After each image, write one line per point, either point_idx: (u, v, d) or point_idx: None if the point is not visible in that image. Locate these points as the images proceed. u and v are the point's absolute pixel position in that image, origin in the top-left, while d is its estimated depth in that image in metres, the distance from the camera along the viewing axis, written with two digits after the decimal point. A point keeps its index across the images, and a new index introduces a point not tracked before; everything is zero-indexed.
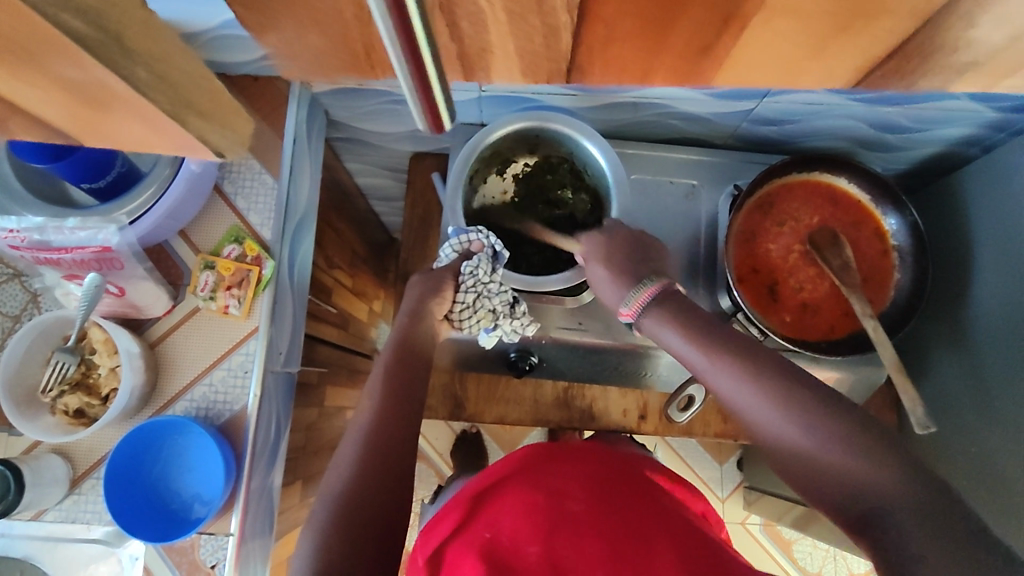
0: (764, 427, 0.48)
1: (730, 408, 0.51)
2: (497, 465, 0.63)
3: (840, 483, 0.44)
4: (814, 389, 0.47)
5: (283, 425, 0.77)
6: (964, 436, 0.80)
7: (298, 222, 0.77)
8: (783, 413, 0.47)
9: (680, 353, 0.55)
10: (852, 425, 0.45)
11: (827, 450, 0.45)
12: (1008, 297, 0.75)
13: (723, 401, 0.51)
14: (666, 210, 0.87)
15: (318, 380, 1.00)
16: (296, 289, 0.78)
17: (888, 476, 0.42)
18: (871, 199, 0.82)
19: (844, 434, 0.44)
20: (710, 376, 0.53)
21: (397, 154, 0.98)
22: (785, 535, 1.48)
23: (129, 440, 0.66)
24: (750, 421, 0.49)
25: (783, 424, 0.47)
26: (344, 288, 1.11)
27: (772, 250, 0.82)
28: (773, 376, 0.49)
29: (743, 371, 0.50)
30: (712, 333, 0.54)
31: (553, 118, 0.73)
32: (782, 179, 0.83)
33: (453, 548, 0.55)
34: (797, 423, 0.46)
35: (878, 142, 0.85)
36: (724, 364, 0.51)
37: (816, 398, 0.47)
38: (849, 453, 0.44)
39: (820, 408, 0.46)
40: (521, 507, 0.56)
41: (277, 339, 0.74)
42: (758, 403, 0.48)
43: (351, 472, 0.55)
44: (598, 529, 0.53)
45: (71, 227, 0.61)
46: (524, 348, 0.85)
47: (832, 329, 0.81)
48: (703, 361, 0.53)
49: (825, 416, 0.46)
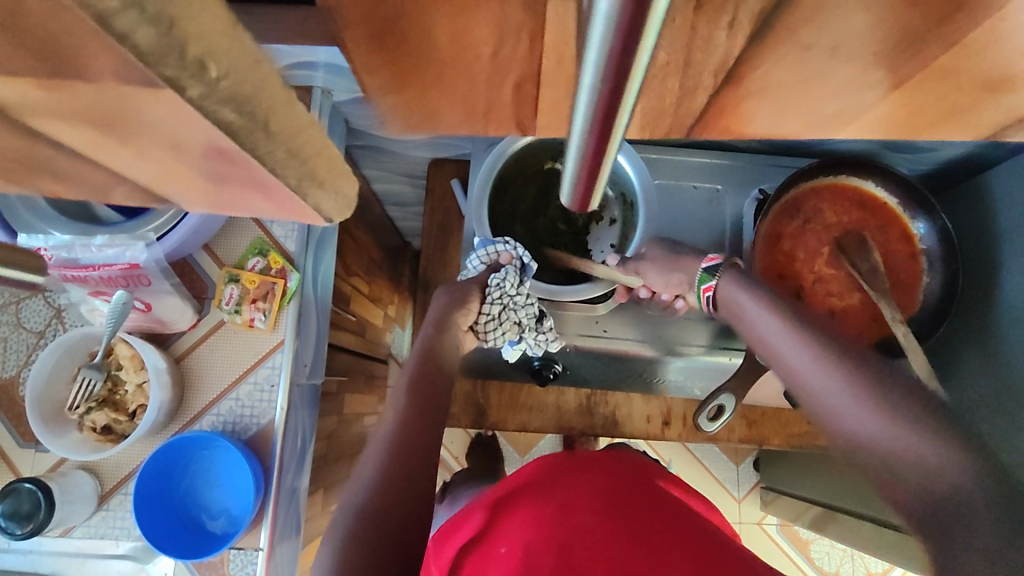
0: (818, 385, 0.48)
1: (792, 382, 0.51)
2: (512, 477, 0.62)
3: (903, 464, 0.43)
4: (889, 371, 0.47)
5: (310, 437, 0.76)
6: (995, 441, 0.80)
7: (321, 233, 0.77)
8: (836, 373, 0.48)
9: (753, 318, 0.57)
10: (920, 407, 0.44)
11: (885, 420, 0.44)
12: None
13: (786, 374, 0.52)
14: (689, 215, 0.86)
15: (337, 388, 1.00)
16: (320, 301, 0.77)
17: (953, 458, 0.41)
18: (900, 203, 0.80)
19: (908, 416, 0.44)
20: (772, 343, 0.54)
21: (416, 161, 0.97)
22: (802, 536, 1.47)
23: (160, 455, 0.65)
24: (810, 390, 0.49)
25: (845, 387, 0.47)
26: (361, 295, 1.10)
27: (798, 254, 0.81)
28: (850, 351, 0.49)
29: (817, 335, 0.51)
30: (792, 317, 0.54)
31: None
32: (809, 184, 0.81)
33: (470, 566, 0.55)
34: (859, 386, 0.46)
35: (903, 144, 0.84)
36: (794, 334, 0.52)
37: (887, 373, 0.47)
38: (906, 428, 0.43)
39: (889, 385, 0.46)
40: (533, 523, 0.55)
41: (303, 351, 0.74)
42: (822, 367, 0.49)
43: (375, 483, 0.54)
44: (615, 537, 0.52)
45: (98, 244, 0.60)
46: (547, 357, 0.84)
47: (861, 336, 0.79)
48: (768, 325, 0.55)
49: (886, 389, 0.45)
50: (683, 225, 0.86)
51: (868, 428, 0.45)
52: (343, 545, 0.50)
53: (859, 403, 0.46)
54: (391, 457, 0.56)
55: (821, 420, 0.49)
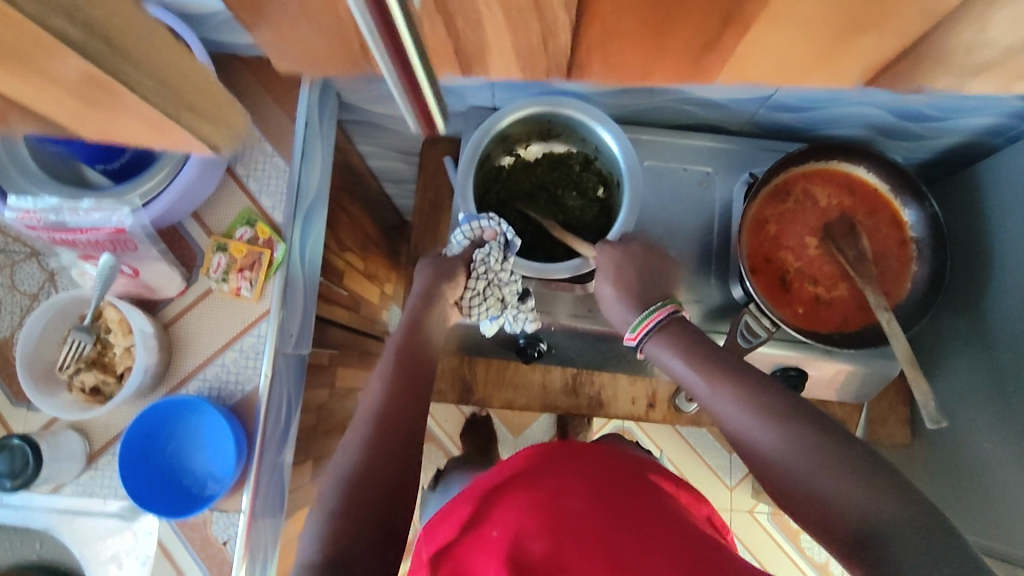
0: (751, 437, 0.51)
1: (739, 441, 0.53)
2: (502, 464, 0.59)
3: (842, 511, 0.45)
4: (817, 416, 0.50)
5: (295, 409, 0.77)
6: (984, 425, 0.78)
7: (309, 206, 0.78)
8: (758, 420, 0.51)
9: (684, 382, 0.59)
10: (842, 448, 0.47)
11: (812, 461, 0.47)
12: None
13: (722, 425, 0.55)
14: (681, 197, 0.86)
15: (329, 361, 1.01)
16: (308, 274, 0.78)
17: (890, 503, 0.44)
18: (890, 189, 0.79)
19: (831, 456, 0.47)
20: (718, 413, 0.55)
21: (409, 137, 0.98)
22: (793, 525, 1.46)
23: (145, 417, 0.67)
24: (752, 443, 0.52)
25: (780, 440, 0.50)
26: (355, 270, 1.11)
27: (788, 240, 0.80)
28: (772, 399, 0.52)
29: (739, 393, 0.53)
30: (716, 359, 0.57)
31: (566, 104, 0.73)
32: (800, 169, 0.80)
33: (461, 549, 0.51)
34: (784, 432, 0.50)
35: (900, 131, 0.85)
36: (710, 379, 0.56)
37: (809, 418, 0.50)
38: (842, 475, 0.46)
39: (806, 428, 0.49)
40: (525, 506, 0.52)
41: (288, 321, 0.75)
42: (759, 423, 0.51)
43: (355, 452, 0.55)
44: (606, 526, 0.51)
45: (85, 209, 0.61)
46: (533, 335, 0.85)
47: (845, 322, 0.78)
48: (677, 368, 0.60)
49: (811, 436, 0.48)
50: (672, 207, 0.85)
51: (807, 482, 0.47)
52: (327, 518, 0.52)
53: (790, 453, 0.49)
54: (371, 425, 0.57)
55: (756, 461, 0.51)
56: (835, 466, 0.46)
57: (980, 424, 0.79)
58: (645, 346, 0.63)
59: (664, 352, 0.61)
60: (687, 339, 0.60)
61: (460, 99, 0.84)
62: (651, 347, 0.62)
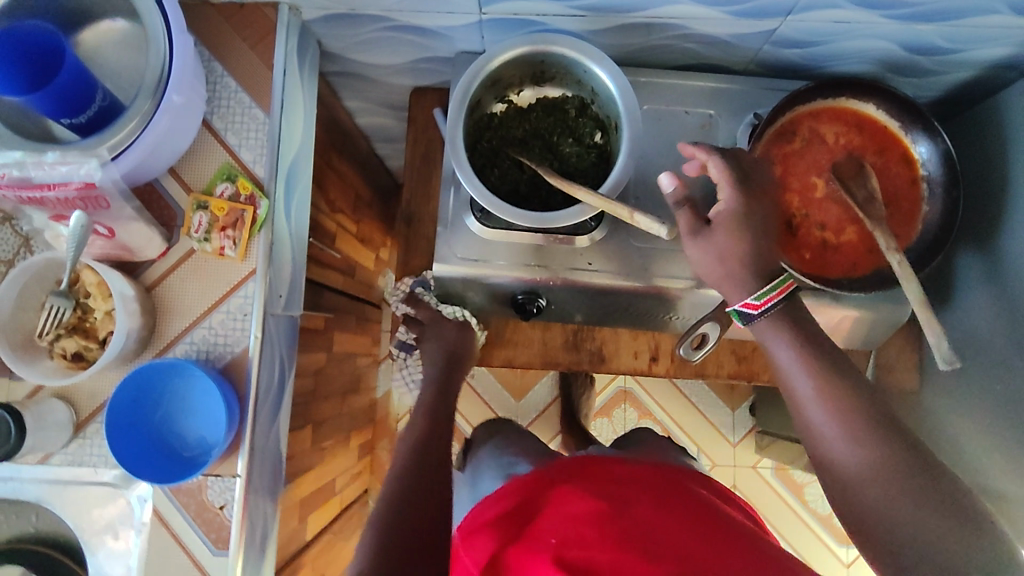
0: (834, 444, 0.54)
1: (817, 444, 0.56)
2: (545, 474, 0.59)
3: (897, 529, 0.50)
4: (900, 437, 0.53)
5: (288, 371, 0.75)
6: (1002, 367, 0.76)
7: (293, 160, 0.75)
8: (839, 423, 0.55)
9: (787, 371, 0.59)
10: (914, 473, 0.51)
11: (888, 479, 0.51)
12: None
13: (804, 423, 0.57)
14: (682, 142, 0.82)
15: (324, 326, 0.99)
16: (295, 232, 0.75)
17: (946, 527, 0.48)
18: (901, 125, 0.75)
19: (905, 479, 0.51)
20: (805, 415, 0.57)
21: (398, 89, 0.94)
22: (797, 479, 1.45)
23: (132, 382, 0.64)
24: (833, 450, 0.55)
25: (863, 453, 0.53)
26: (348, 233, 1.08)
27: (794, 182, 0.76)
28: (868, 411, 0.54)
29: (836, 395, 0.55)
30: (823, 359, 0.58)
31: (560, 42, 0.69)
32: (806, 107, 0.77)
33: (512, 560, 0.50)
34: (871, 447, 0.53)
35: (910, 65, 0.80)
36: (814, 376, 0.57)
37: (896, 439, 0.53)
38: (910, 497, 0.50)
39: (892, 448, 0.52)
40: (578, 510, 0.50)
41: (276, 281, 0.72)
42: (848, 431, 0.54)
43: (399, 474, 0.59)
44: (662, 526, 0.49)
45: (51, 162, 0.58)
46: (531, 291, 0.82)
47: (855, 267, 0.74)
48: (785, 359, 0.59)
49: (892, 457, 0.52)
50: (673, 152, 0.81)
51: (873, 499, 0.51)
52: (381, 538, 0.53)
53: (870, 468, 0.52)
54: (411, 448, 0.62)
55: (831, 466, 0.54)
56: (903, 488, 0.51)
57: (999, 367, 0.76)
58: (760, 323, 0.61)
59: (779, 339, 0.60)
60: (801, 334, 0.60)
61: (449, 42, 0.80)
62: (764, 330, 0.61)
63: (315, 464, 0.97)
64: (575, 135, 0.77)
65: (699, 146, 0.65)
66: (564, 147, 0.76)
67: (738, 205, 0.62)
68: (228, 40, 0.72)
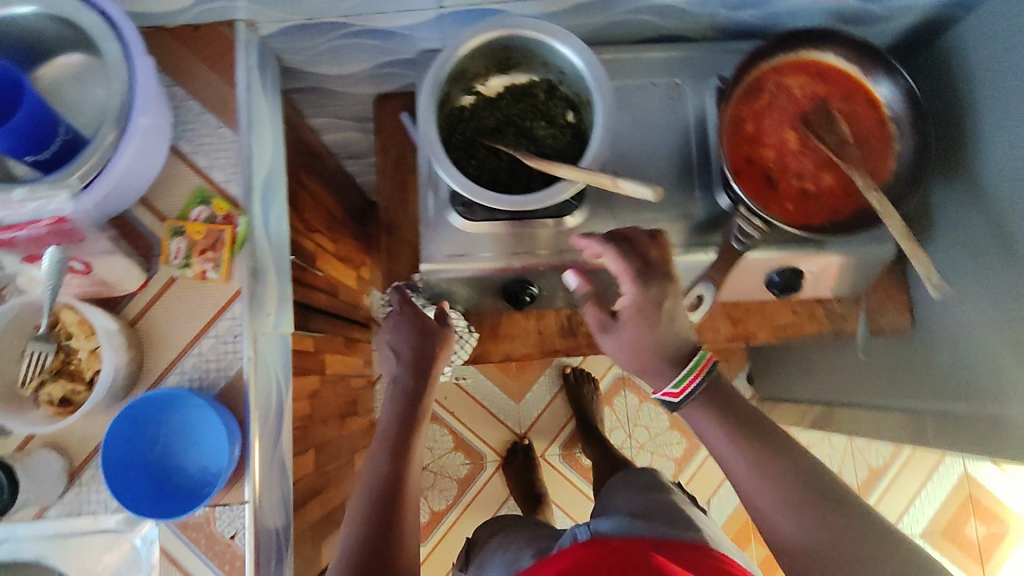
0: (773, 515, 0.57)
1: (756, 515, 0.59)
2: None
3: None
4: (825, 493, 0.57)
5: (285, 390, 0.73)
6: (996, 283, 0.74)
7: (267, 176, 0.73)
8: (773, 490, 0.58)
9: (718, 450, 0.62)
10: (846, 527, 0.54)
11: (826, 541, 0.54)
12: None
13: (742, 491, 0.60)
14: (651, 115, 0.82)
15: (315, 347, 0.97)
16: (277, 249, 0.74)
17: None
18: (860, 70, 0.77)
19: (841, 535, 0.54)
20: (742, 487, 0.60)
21: (362, 99, 0.94)
22: (802, 441, 1.46)
23: (125, 419, 0.62)
24: (773, 520, 0.57)
25: (798, 520, 0.56)
26: (328, 253, 1.07)
27: (767, 138, 0.77)
28: (794, 474, 0.58)
29: (759, 461, 0.59)
30: (748, 428, 0.61)
31: (522, 25, 0.69)
32: (768, 64, 0.77)
33: None
34: (807, 511, 0.56)
35: (861, 15, 0.82)
36: (742, 449, 0.60)
37: (822, 496, 0.56)
38: (845, 554, 0.53)
39: (823, 508, 0.56)
40: None
41: (264, 298, 0.70)
42: (782, 500, 0.57)
43: (355, 528, 0.62)
44: None
45: (18, 199, 0.56)
46: (522, 280, 0.82)
47: (837, 212, 0.75)
48: (714, 437, 0.62)
49: (827, 514, 0.55)
50: (643, 125, 0.82)
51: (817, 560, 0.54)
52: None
53: (808, 533, 0.55)
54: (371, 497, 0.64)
55: (772, 536, 0.57)
56: (839, 543, 0.54)
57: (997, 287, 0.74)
58: (685, 401, 0.64)
59: (704, 416, 0.63)
60: (722, 403, 0.63)
61: (409, 43, 0.80)
62: (688, 408, 0.64)
63: (322, 490, 0.95)
64: (547, 118, 0.77)
65: (591, 242, 0.67)
66: (538, 130, 0.76)
67: (640, 300, 0.66)
68: (185, 63, 0.71)
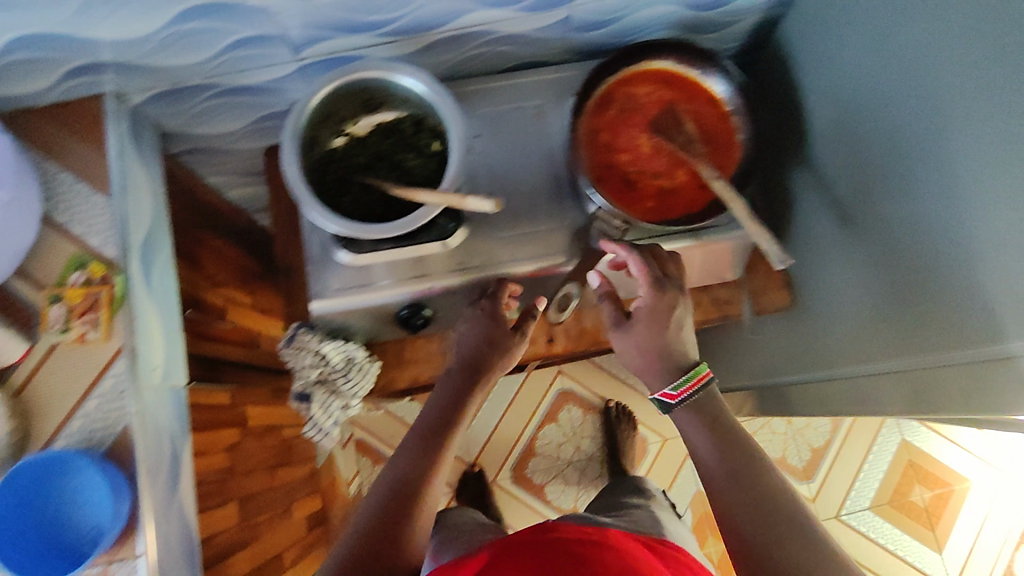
0: (738, 503, 0.65)
1: (718, 504, 0.67)
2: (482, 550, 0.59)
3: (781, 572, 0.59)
4: (782, 494, 0.65)
5: (181, 438, 0.74)
6: (897, 209, 0.67)
7: (145, 236, 0.76)
8: (733, 482, 0.66)
9: (699, 452, 0.71)
10: (791, 524, 0.62)
11: (771, 530, 0.62)
12: (877, 97, 0.68)
13: (711, 482, 0.69)
14: (516, 133, 0.85)
15: (230, 400, 0.98)
16: (161, 303, 0.76)
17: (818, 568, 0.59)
18: (699, 71, 0.81)
19: (785, 532, 0.62)
20: (710, 480, 0.69)
21: (252, 154, 0.97)
22: (744, 432, 1.48)
23: (9, 486, 0.62)
24: (733, 510, 0.65)
25: (748, 512, 0.63)
26: (242, 305, 1.09)
27: (623, 143, 0.81)
28: (757, 473, 0.67)
29: (729, 453, 0.69)
30: (742, 434, 0.71)
31: (372, 67, 0.72)
32: (616, 76, 0.82)
33: None
34: (758, 504, 0.64)
35: (704, 24, 0.87)
36: (723, 448, 0.69)
37: (779, 495, 0.65)
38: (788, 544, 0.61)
39: (775, 504, 0.64)
40: None
41: (149, 353, 0.72)
42: (742, 490, 0.65)
43: (369, 517, 0.68)
44: None
45: None
46: (415, 304, 0.83)
47: (693, 205, 0.79)
48: (698, 439, 0.72)
49: (777, 509, 0.63)
50: (508, 147, 0.85)
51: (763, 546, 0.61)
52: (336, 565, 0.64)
53: (760, 522, 0.62)
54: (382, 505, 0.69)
55: (727, 524, 0.65)
56: (782, 535, 0.61)
57: (892, 215, 0.68)
58: (676, 408, 0.74)
59: (691, 417, 0.73)
60: (721, 410, 0.73)
61: (280, 96, 0.83)
62: (680, 411, 0.74)
63: (249, 542, 0.95)
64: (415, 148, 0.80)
65: (621, 248, 0.77)
66: (409, 162, 0.79)
67: (653, 302, 0.76)
68: (55, 139, 0.74)
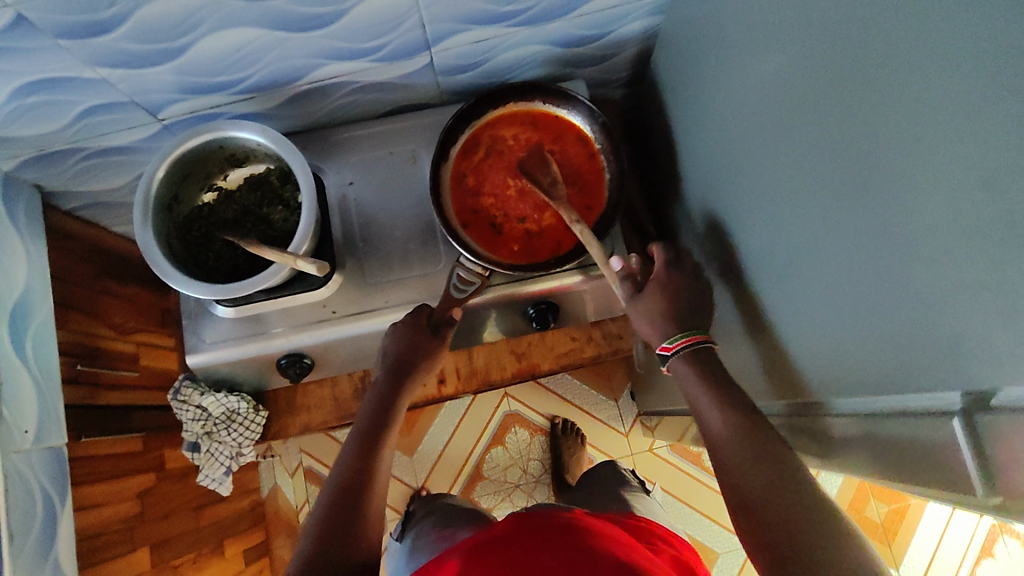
0: (733, 471, 0.57)
1: (721, 474, 0.59)
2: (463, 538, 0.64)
3: (786, 542, 0.51)
4: (775, 444, 0.57)
5: (58, 498, 0.77)
6: (786, 227, 0.56)
7: (18, 300, 0.77)
8: (734, 441, 0.59)
9: (698, 407, 0.63)
10: (793, 478, 0.54)
11: (774, 491, 0.54)
12: (725, 138, 0.67)
13: (711, 448, 0.61)
14: (392, 179, 0.86)
15: (144, 446, 0.99)
16: (36, 365, 0.78)
17: (826, 528, 0.51)
18: (565, 111, 0.82)
19: (787, 488, 0.54)
20: (715, 441, 0.61)
21: None
22: (693, 449, 1.47)
23: None
24: (732, 476, 0.57)
25: (748, 476, 0.56)
26: (161, 348, 1.10)
27: (489, 185, 0.81)
28: (750, 427, 0.59)
29: (728, 410, 0.61)
30: (730, 387, 0.63)
31: (225, 128, 0.73)
32: (482, 119, 0.83)
33: None
34: (750, 465, 0.56)
35: (580, 58, 0.86)
36: (718, 405, 0.62)
37: (780, 447, 0.57)
38: (800, 505, 0.53)
39: (781, 452, 0.56)
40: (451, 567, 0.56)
41: (19, 416, 0.74)
42: (736, 452, 0.58)
43: (314, 522, 0.66)
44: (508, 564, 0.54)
45: None
46: (294, 354, 0.83)
47: (559, 246, 0.79)
48: (697, 395, 0.64)
49: (769, 465, 0.55)
50: (387, 190, 0.85)
51: (760, 516, 0.54)
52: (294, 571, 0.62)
53: (754, 488, 0.55)
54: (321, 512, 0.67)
55: (732, 494, 0.57)
56: (779, 496, 0.54)
57: (794, 230, 0.55)
58: (677, 363, 0.67)
59: (690, 373, 0.65)
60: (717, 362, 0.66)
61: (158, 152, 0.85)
62: (681, 365, 0.67)
63: None
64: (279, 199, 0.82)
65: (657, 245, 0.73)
66: (273, 214, 0.81)
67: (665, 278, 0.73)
68: None
